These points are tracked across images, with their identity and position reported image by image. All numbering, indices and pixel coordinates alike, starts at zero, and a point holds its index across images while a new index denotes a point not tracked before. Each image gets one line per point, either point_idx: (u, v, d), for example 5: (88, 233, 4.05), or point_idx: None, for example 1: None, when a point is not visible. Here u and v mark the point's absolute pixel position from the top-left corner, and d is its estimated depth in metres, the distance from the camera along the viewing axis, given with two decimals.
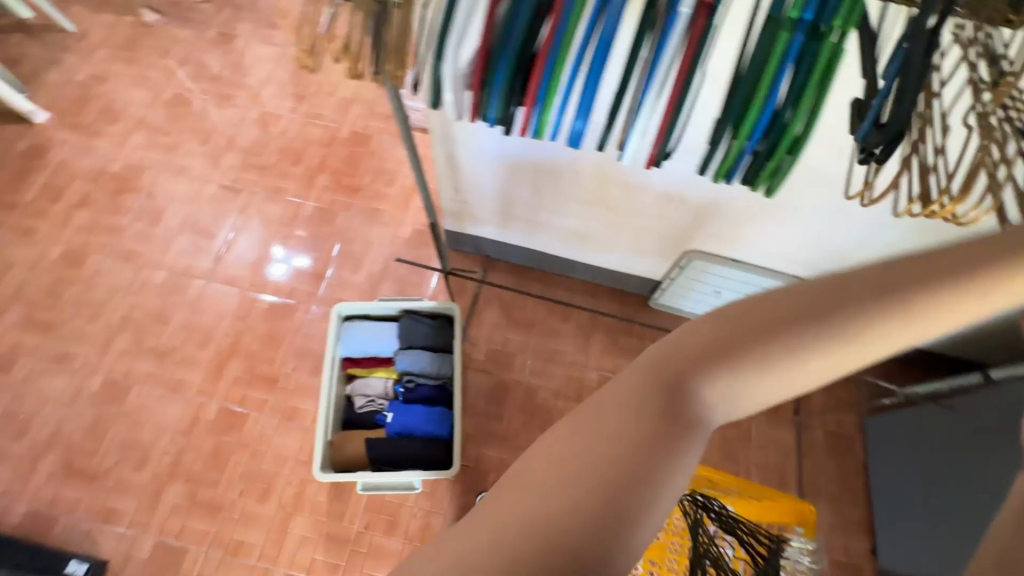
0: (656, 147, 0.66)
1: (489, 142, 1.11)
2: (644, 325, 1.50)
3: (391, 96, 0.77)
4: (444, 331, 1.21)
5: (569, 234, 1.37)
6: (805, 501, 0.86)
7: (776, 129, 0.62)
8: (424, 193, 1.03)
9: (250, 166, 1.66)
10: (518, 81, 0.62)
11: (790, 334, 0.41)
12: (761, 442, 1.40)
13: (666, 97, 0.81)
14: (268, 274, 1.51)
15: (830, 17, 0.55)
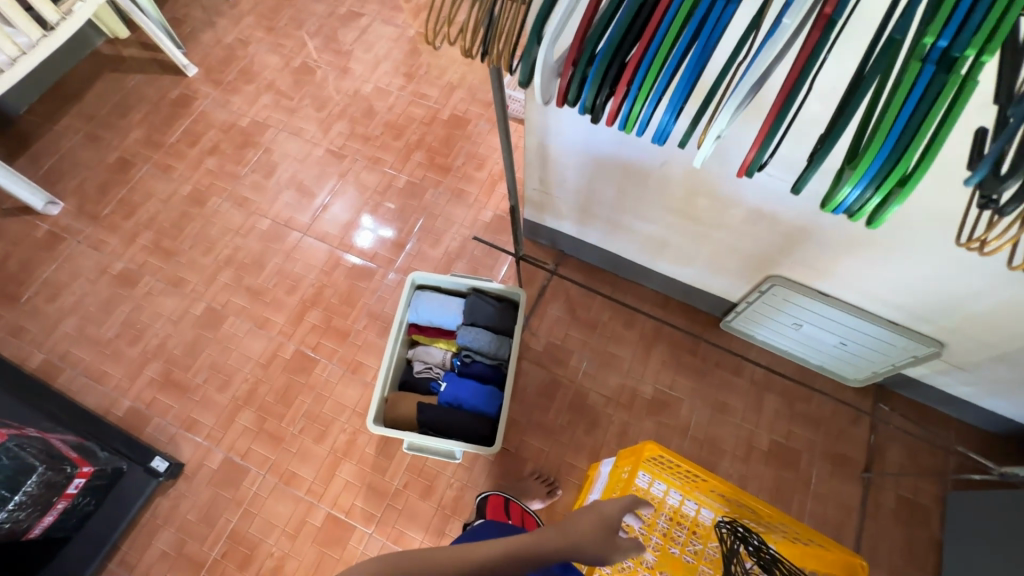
0: (751, 155, 0.60)
1: (581, 134, 1.11)
2: (710, 343, 1.45)
3: (494, 78, 0.77)
4: (506, 314, 1.23)
5: (646, 240, 1.34)
6: (856, 555, 0.77)
7: (896, 151, 0.53)
8: (511, 181, 1.05)
9: (356, 135, 1.79)
10: (612, 69, 0.60)
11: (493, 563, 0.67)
12: (819, 493, 1.30)
13: (771, 95, 0.77)
14: (355, 238, 1.62)
15: (964, 44, 0.47)
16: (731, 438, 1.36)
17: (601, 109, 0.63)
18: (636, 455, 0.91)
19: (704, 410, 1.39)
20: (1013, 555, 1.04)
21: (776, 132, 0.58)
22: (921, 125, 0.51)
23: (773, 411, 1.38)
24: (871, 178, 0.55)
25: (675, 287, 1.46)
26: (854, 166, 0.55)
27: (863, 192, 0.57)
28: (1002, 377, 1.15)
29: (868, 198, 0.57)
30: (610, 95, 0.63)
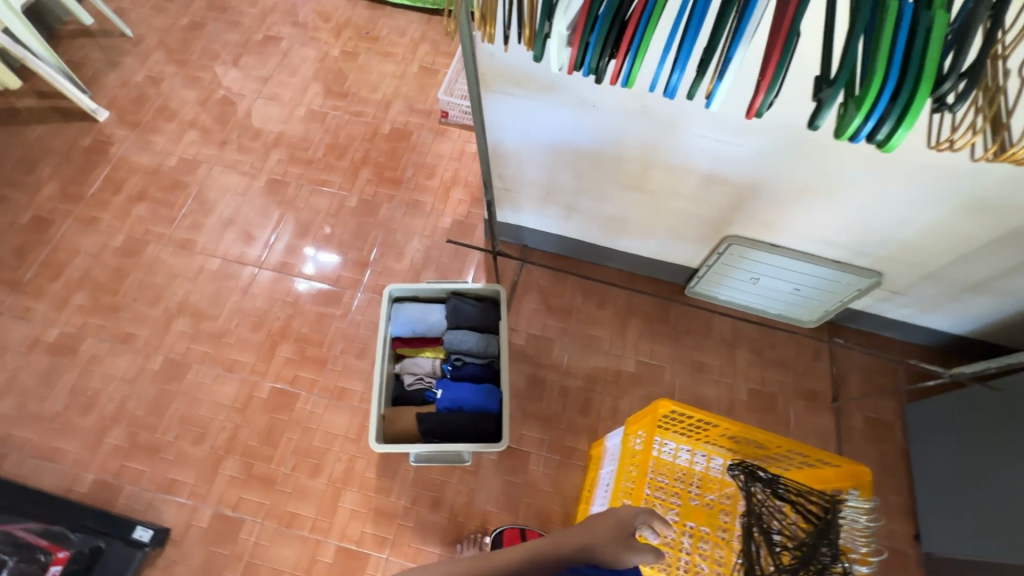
0: (759, 97, 0.57)
1: (535, 128, 1.16)
2: (679, 307, 1.53)
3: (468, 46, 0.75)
4: (489, 312, 1.25)
5: (608, 220, 1.40)
6: (859, 463, 0.85)
7: (911, 75, 0.52)
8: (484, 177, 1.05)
9: (296, 160, 1.74)
10: (613, 31, 0.60)
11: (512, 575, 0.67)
12: (799, 428, 1.41)
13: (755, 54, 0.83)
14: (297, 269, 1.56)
15: None
16: (714, 393, 1.44)
17: (603, 71, 0.63)
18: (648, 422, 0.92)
19: (686, 373, 1.46)
20: (977, 445, 1.16)
21: (780, 71, 0.56)
22: (925, 58, 0.51)
23: (746, 362, 1.47)
24: (883, 110, 0.53)
25: (638, 262, 1.53)
26: (861, 103, 0.53)
27: (881, 127, 0.54)
28: (933, 293, 1.30)
29: (889, 130, 0.55)
30: (611, 57, 0.62)
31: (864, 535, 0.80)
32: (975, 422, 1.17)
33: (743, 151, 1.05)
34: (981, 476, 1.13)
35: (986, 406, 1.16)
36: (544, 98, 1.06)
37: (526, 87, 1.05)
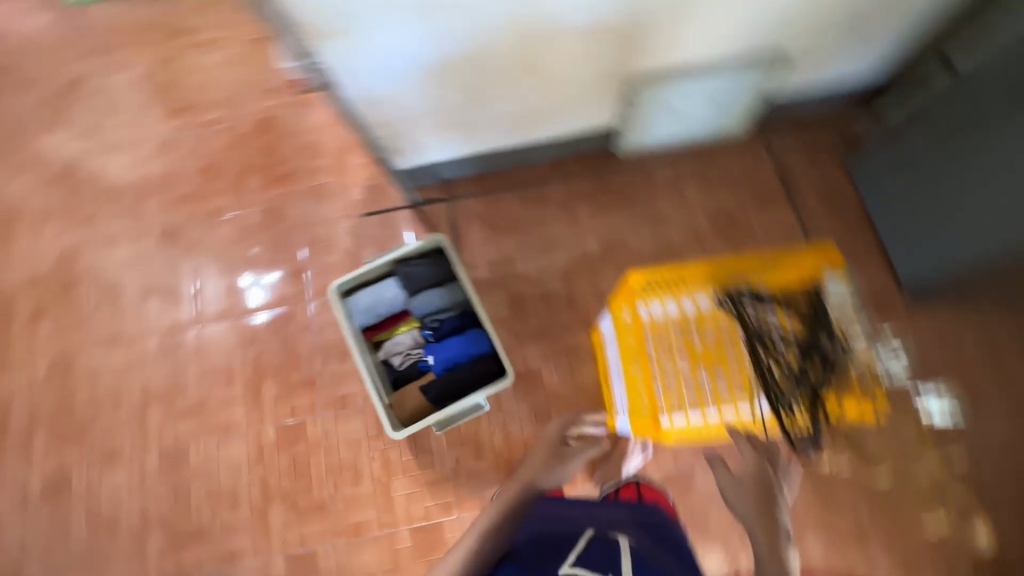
0: None
1: (393, 57, 1.03)
2: (617, 171, 1.51)
3: None
4: (441, 262, 1.21)
5: (509, 117, 1.30)
6: (827, 245, 0.93)
7: None
8: None
9: (175, 200, 1.57)
10: None
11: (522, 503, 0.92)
12: (767, 230, 1.44)
13: None
14: (246, 301, 1.47)
15: None
16: (680, 236, 1.45)
17: None
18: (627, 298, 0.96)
19: (647, 231, 1.46)
20: (926, 172, 1.21)
21: None
22: None
23: (697, 193, 1.48)
24: None
25: (559, 147, 1.47)
26: None
27: None
28: (839, 47, 1.27)
29: None
30: None
31: (842, 303, 0.95)
32: (919, 151, 1.21)
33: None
34: (938, 196, 1.19)
35: (924, 132, 1.19)
36: (380, 19, 0.92)
37: (356, 15, 0.90)
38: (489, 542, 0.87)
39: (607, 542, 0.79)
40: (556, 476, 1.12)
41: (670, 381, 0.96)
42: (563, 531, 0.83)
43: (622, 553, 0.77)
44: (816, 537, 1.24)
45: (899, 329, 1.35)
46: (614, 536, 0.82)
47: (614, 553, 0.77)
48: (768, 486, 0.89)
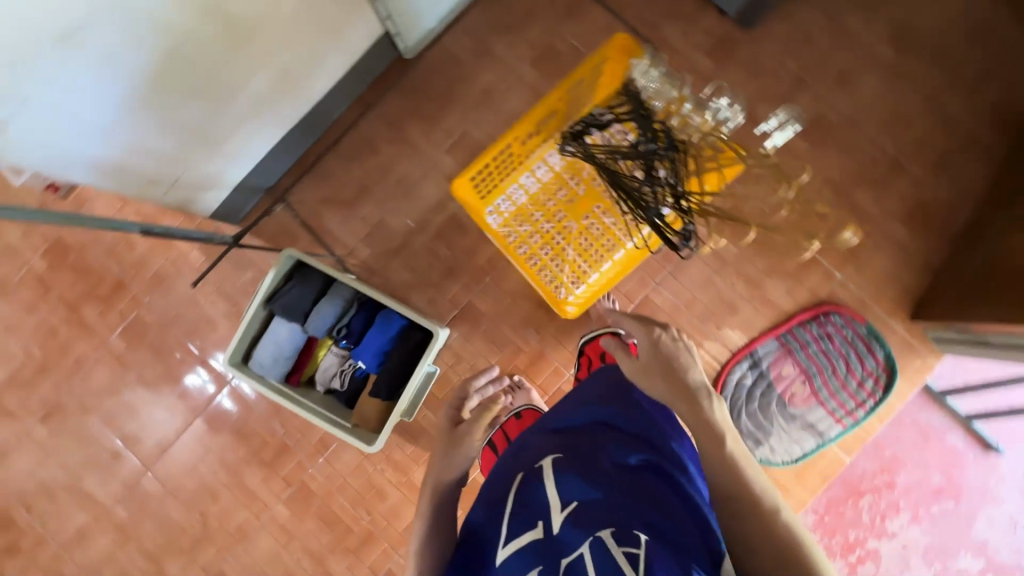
0: None
1: (89, 117, 0.84)
2: (420, 75, 1.37)
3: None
4: (307, 275, 1.11)
5: (271, 92, 1.14)
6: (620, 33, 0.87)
7: None
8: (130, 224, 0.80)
9: (36, 378, 1.43)
10: None
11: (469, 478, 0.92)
12: (587, 43, 1.35)
13: None
14: (208, 394, 1.39)
15: None
16: (515, 100, 1.36)
17: None
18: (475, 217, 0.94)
19: (482, 113, 1.36)
20: None
21: None
22: None
23: (505, 48, 1.36)
24: None
25: (344, 82, 1.31)
26: None
27: None
28: None
29: None
30: None
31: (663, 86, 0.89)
32: None
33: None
34: None
35: None
36: (31, 92, 0.73)
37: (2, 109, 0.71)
38: (438, 554, 0.82)
39: (531, 477, 0.73)
40: (452, 464, 0.99)
41: (564, 255, 0.99)
42: (501, 490, 0.77)
43: (543, 480, 0.70)
44: (774, 281, 1.29)
45: (747, 56, 1.31)
46: (539, 464, 0.76)
47: (536, 487, 0.70)
48: (665, 364, 0.87)
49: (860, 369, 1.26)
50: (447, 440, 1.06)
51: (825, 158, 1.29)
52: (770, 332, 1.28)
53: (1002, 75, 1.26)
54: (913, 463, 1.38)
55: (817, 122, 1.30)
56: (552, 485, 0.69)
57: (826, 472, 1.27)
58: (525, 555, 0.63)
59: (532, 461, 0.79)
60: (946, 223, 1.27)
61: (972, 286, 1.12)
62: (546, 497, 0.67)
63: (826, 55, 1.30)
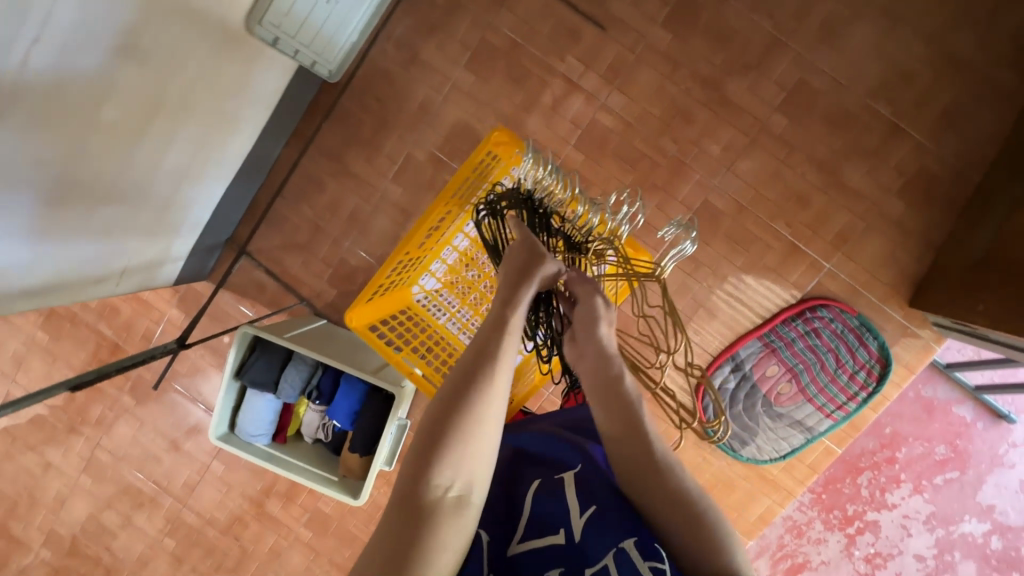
0: None
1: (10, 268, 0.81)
2: (353, 97, 1.27)
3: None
4: (268, 350, 1.13)
5: (190, 163, 1.08)
6: (501, 128, 0.85)
7: None
8: (110, 365, 0.85)
9: (68, 436, 1.56)
10: None
11: (455, 433, 0.58)
12: (525, 32, 1.19)
13: None
14: None
15: None
16: (455, 111, 1.24)
17: None
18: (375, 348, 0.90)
19: (423, 131, 1.26)
20: None
21: None
22: None
23: (437, 53, 1.23)
24: None
25: (273, 123, 1.23)
26: None
27: None
28: None
29: None
30: None
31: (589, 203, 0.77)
32: None
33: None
34: None
35: None
36: None
37: None
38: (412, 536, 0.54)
39: (548, 486, 0.69)
40: (471, 465, 0.59)
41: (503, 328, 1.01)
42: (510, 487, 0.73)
43: (563, 490, 0.67)
44: (753, 279, 1.20)
45: (711, 20, 1.13)
46: (556, 473, 0.71)
47: (556, 496, 0.67)
48: (589, 313, 0.74)
49: (852, 362, 1.18)
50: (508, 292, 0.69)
51: (809, 133, 1.14)
52: (752, 333, 1.20)
53: (1017, 6, 1.07)
54: (915, 437, 1.34)
55: (798, 91, 1.13)
56: (575, 493, 0.67)
57: (817, 464, 1.25)
58: (545, 559, 0.60)
59: (547, 464, 0.73)
60: (951, 193, 1.12)
61: (974, 271, 1.02)
62: (566, 501, 0.65)
63: (806, 6, 1.11)
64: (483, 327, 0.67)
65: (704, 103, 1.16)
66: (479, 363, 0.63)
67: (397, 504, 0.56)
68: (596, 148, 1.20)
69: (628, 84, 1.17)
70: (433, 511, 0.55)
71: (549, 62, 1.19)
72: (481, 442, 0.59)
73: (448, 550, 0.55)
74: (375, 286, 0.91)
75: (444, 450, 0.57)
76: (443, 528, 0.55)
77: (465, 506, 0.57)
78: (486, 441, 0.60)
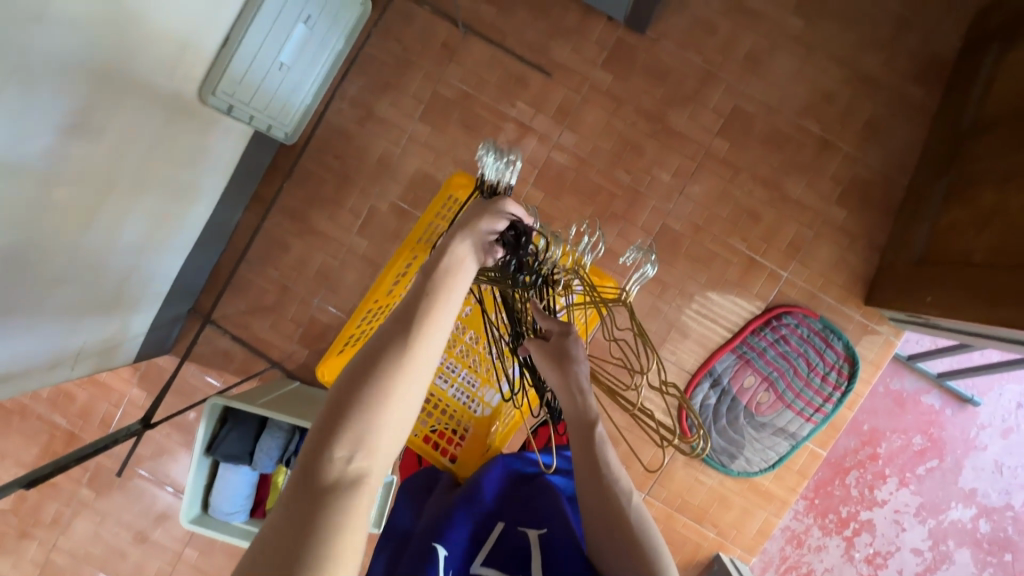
0: None
1: None
2: (312, 157, 1.29)
3: None
4: (242, 417, 1.09)
5: (145, 237, 1.05)
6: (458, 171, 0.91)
7: None
8: (63, 460, 0.82)
9: (19, 544, 1.43)
10: None
11: (365, 394, 0.51)
12: (476, 83, 1.25)
13: None
14: None
15: None
16: (414, 162, 1.27)
17: None
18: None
19: (384, 184, 1.28)
20: None
21: None
22: None
23: (394, 108, 1.26)
24: None
25: (232, 188, 1.23)
26: None
27: None
28: None
29: None
30: None
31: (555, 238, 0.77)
32: None
33: (20, 66, 0.65)
34: None
35: None
36: None
37: None
38: (310, 509, 0.45)
39: (515, 539, 0.68)
40: (385, 430, 0.51)
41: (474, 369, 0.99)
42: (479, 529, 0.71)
43: (530, 547, 0.66)
44: (719, 293, 1.24)
45: (647, 59, 1.22)
46: (526, 525, 0.70)
47: (523, 552, 0.66)
48: (560, 352, 0.73)
49: (822, 364, 1.22)
50: (441, 251, 0.63)
51: (750, 153, 1.22)
52: (725, 346, 1.24)
53: (911, 28, 1.20)
54: (892, 431, 1.38)
55: (735, 116, 1.22)
56: (541, 555, 0.65)
57: (806, 469, 1.26)
58: None
59: (521, 513, 0.73)
60: (885, 196, 1.21)
61: (917, 270, 1.08)
62: (533, 561, 0.64)
63: (730, 40, 1.21)
64: (406, 291, 0.60)
65: (651, 135, 1.23)
66: (400, 320, 0.57)
67: (293, 481, 0.48)
68: (555, 184, 1.24)
69: (578, 122, 1.23)
70: (334, 486, 0.47)
71: (502, 109, 1.24)
72: (393, 407, 0.52)
73: (352, 534, 0.46)
74: (344, 337, 0.96)
75: (350, 418, 0.50)
76: (344, 506, 0.46)
77: (371, 483, 0.49)
78: (397, 414, 0.52)
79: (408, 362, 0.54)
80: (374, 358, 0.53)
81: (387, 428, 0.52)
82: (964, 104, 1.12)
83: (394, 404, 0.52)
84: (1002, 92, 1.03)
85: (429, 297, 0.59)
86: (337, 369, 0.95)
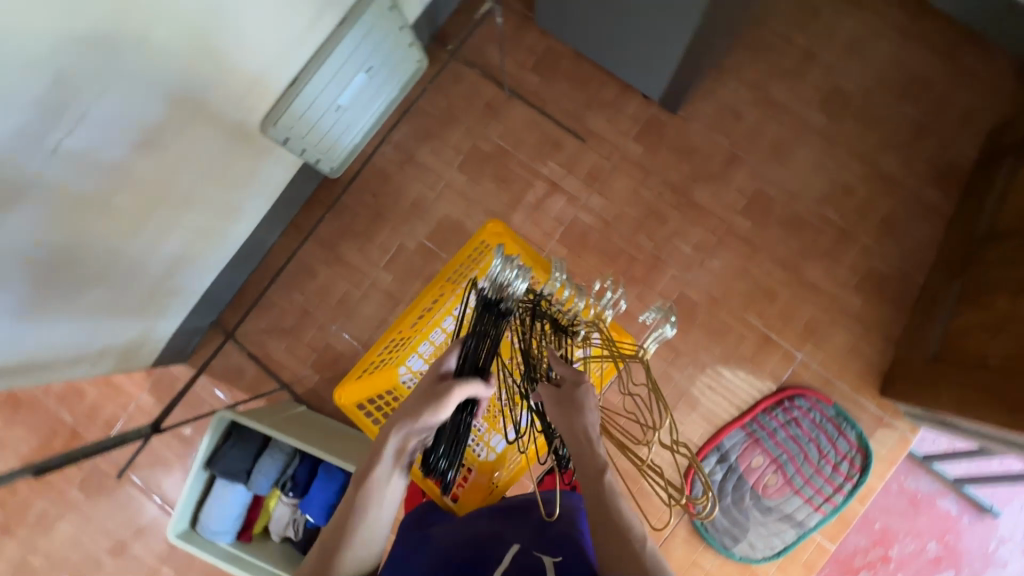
0: None
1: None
2: (351, 191, 1.36)
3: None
4: (245, 435, 1.09)
5: (188, 251, 1.11)
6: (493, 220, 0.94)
7: None
8: (61, 458, 0.82)
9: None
10: None
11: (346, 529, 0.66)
12: (512, 141, 1.33)
13: None
14: None
15: None
16: (446, 207, 1.33)
17: None
18: (359, 426, 0.96)
19: (415, 224, 1.34)
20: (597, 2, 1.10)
21: None
22: None
23: (433, 156, 1.34)
24: None
25: (272, 213, 1.30)
26: None
27: None
28: None
29: None
30: None
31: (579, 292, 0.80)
32: None
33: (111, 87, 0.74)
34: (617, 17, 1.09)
35: None
36: None
37: None
38: None
39: (528, 563, 0.62)
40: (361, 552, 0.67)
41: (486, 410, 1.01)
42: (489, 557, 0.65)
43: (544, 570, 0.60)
44: (732, 367, 1.24)
45: (676, 137, 1.29)
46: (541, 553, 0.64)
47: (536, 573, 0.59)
48: (574, 400, 0.70)
49: (833, 452, 1.19)
50: (429, 383, 0.71)
51: (769, 234, 1.26)
52: (735, 422, 1.22)
53: (931, 134, 1.26)
54: (905, 533, 1.32)
55: (757, 197, 1.27)
56: None
57: (812, 562, 1.20)
58: None
59: (537, 544, 0.67)
60: (902, 289, 1.23)
61: (934, 365, 1.08)
62: None
63: (756, 127, 1.28)
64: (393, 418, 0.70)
65: (675, 206, 1.28)
66: (382, 456, 0.68)
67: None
68: (578, 243, 1.29)
69: (605, 187, 1.29)
70: None
71: (534, 167, 1.31)
72: (369, 537, 0.67)
73: None
74: (364, 365, 0.98)
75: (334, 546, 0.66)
76: None
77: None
78: (374, 537, 0.67)
79: (382, 501, 0.67)
80: (355, 497, 0.67)
81: (365, 549, 0.67)
82: (981, 209, 1.16)
83: (370, 534, 0.67)
84: (1014, 201, 1.06)
85: (409, 431, 0.68)
86: (354, 396, 0.96)
